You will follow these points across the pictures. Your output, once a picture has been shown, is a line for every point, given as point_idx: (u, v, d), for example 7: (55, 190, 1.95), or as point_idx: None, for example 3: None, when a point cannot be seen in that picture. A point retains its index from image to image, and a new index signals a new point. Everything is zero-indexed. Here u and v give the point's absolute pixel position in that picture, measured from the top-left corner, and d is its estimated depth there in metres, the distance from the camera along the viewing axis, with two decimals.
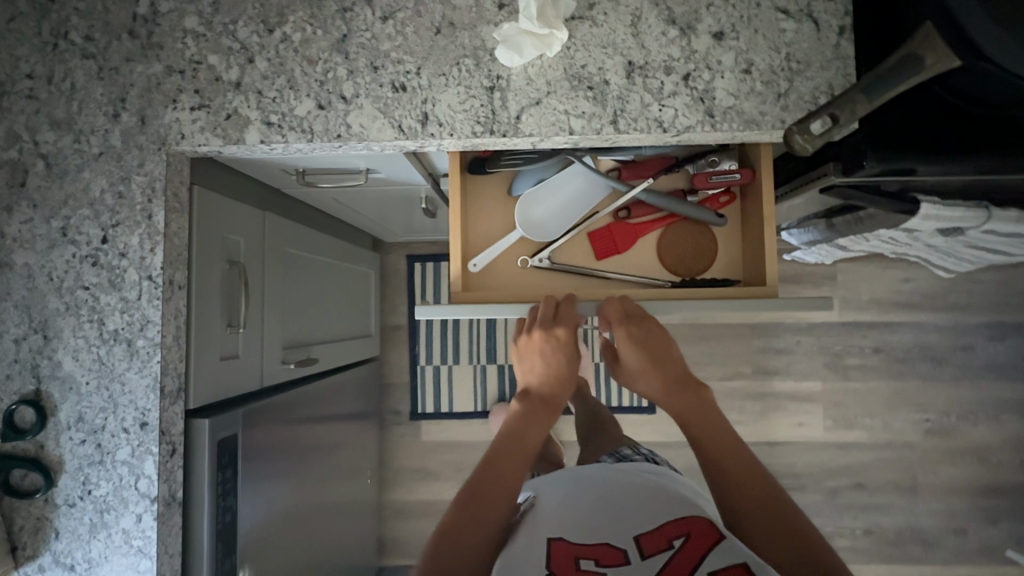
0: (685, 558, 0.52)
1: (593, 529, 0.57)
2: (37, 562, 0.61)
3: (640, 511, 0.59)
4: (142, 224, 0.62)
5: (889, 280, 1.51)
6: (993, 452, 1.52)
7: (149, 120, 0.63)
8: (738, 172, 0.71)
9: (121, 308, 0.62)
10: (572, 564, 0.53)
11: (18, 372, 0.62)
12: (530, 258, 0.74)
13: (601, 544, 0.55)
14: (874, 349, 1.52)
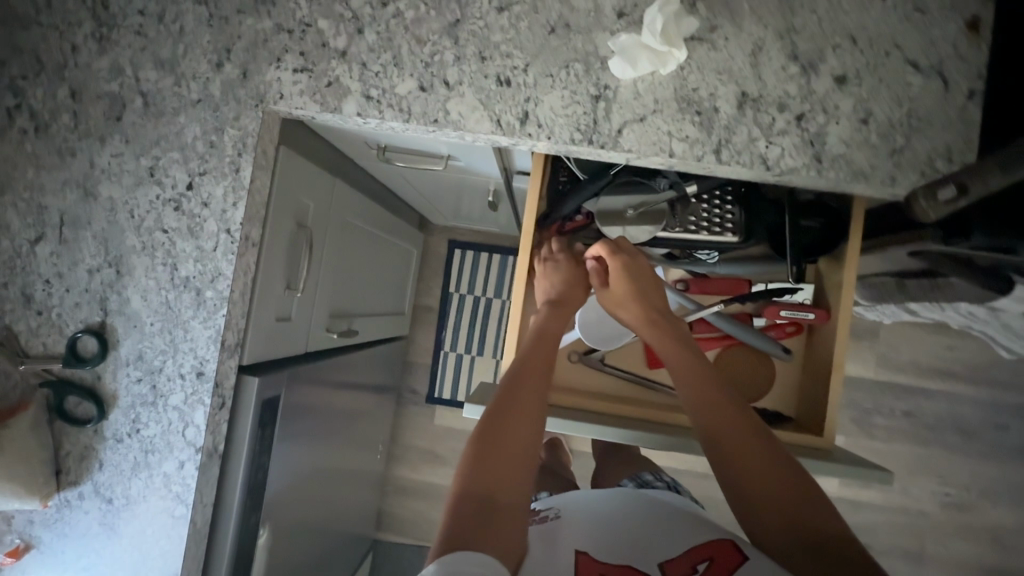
0: None
1: (615, 547, 0.57)
2: (78, 490, 0.62)
3: (664, 537, 0.58)
4: (228, 177, 0.62)
5: (932, 346, 1.47)
6: (1008, 536, 1.48)
7: (250, 75, 0.62)
8: (812, 311, 0.74)
9: (195, 256, 0.62)
10: None
11: (86, 302, 0.63)
12: (581, 355, 0.81)
13: (624, 563, 0.54)
14: (904, 412, 1.48)
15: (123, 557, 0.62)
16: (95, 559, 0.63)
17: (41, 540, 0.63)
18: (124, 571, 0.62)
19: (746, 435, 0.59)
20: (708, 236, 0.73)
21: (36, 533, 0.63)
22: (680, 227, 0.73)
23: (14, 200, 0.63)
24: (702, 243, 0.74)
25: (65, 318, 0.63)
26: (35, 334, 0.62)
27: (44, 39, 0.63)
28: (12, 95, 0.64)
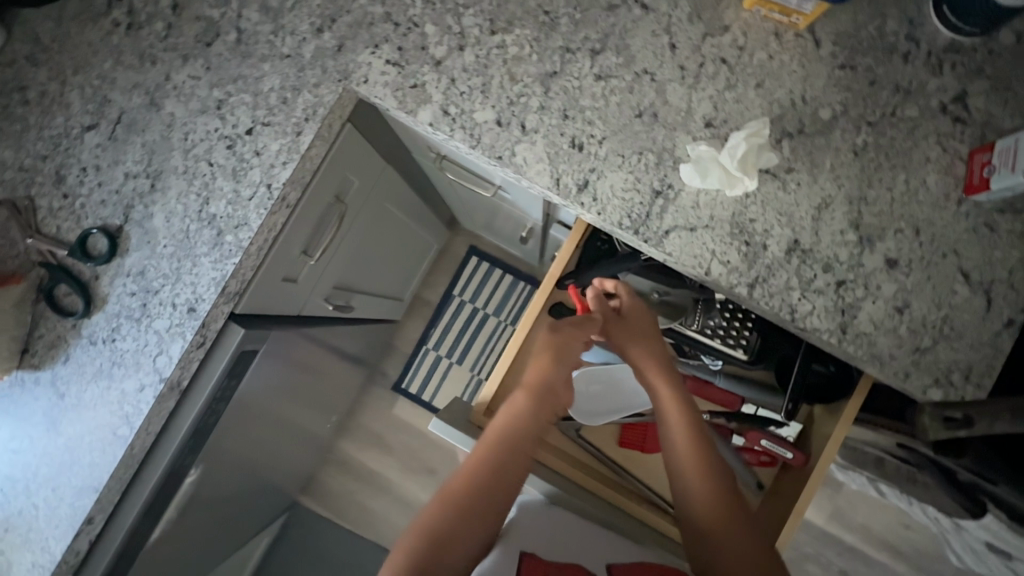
0: None
1: (563, 551, 0.63)
2: (35, 373, 0.63)
3: (608, 542, 0.66)
4: (287, 136, 0.63)
5: (888, 517, 1.45)
6: None
7: (344, 50, 0.63)
8: (790, 450, 0.70)
9: (230, 198, 0.63)
10: None
11: (112, 202, 0.64)
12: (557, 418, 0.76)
13: (571, 564, 0.62)
14: (839, 571, 1.47)
15: (52, 454, 0.62)
16: (24, 445, 0.62)
17: None
18: (47, 467, 0.62)
19: (721, 513, 0.60)
20: (721, 344, 0.73)
21: None
22: (699, 325, 0.73)
23: (86, 84, 0.65)
24: (710, 347, 0.74)
25: (87, 209, 0.63)
26: (55, 214, 0.64)
27: None
28: None
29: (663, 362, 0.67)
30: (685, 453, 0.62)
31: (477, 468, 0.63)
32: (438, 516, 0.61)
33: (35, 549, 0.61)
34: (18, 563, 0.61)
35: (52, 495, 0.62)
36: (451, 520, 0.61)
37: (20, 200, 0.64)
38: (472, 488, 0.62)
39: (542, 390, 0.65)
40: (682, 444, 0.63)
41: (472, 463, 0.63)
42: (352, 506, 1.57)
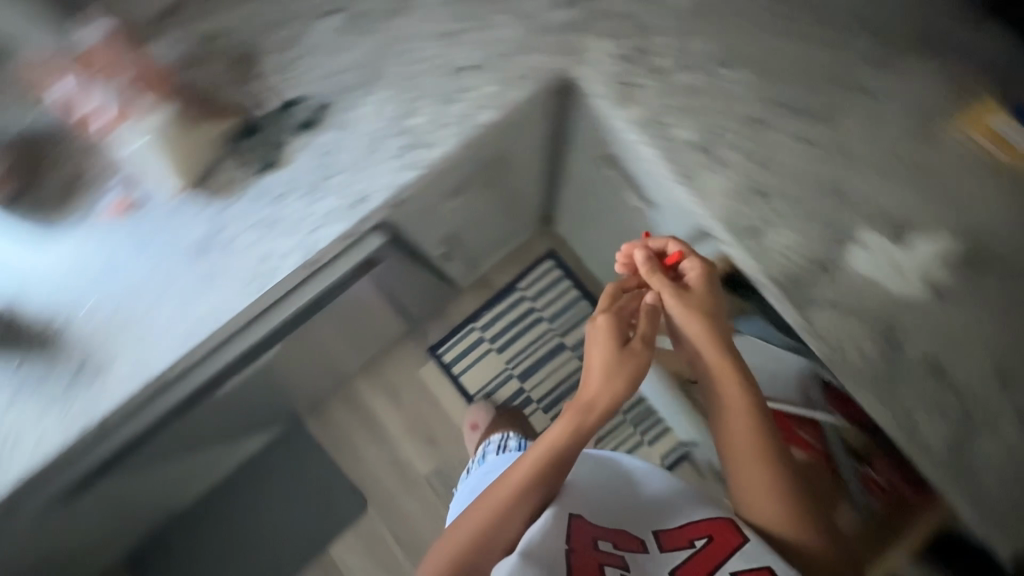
0: (700, 561, 0.59)
1: (610, 513, 0.66)
2: (198, 203, 0.66)
3: (654, 506, 0.68)
4: (501, 85, 0.68)
5: None
6: None
7: (578, 31, 0.68)
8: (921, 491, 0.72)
9: (430, 119, 0.67)
10: (592, 540, 0.61)
11: (326, 83, 0.68)
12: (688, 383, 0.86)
13: (619, 530, 0.64)
14: None
15: (186, 278, 0.66)
16: (164, 261, 0.66)
17: (141, 214, 0.67)
18: (178, 287, 0.65)
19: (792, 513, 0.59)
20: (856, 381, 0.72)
21: (141, 205, 0.67)
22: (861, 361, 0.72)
23: None
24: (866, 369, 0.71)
25: (301, 80, 0.68)
26: (273, 74, 0.69)
27: None
28: None
29: (716, 344, 0.65)
30: (745, 442, 0.61)
31: (526, 476, 0.63)
32: (478, 521, 0.62)
33: (139, 353, 0.64)
34: (119, 360, 0.64)
35: (173, 312, 0.65)
36: (492, 529, 0.61)
37: (248, 52, 0.69)
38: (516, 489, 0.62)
39: (602, 389, 0.64)
40: (745, 436, 0.62)
41: (518, 473, 0.63)
42: (345, 445, 1.58)
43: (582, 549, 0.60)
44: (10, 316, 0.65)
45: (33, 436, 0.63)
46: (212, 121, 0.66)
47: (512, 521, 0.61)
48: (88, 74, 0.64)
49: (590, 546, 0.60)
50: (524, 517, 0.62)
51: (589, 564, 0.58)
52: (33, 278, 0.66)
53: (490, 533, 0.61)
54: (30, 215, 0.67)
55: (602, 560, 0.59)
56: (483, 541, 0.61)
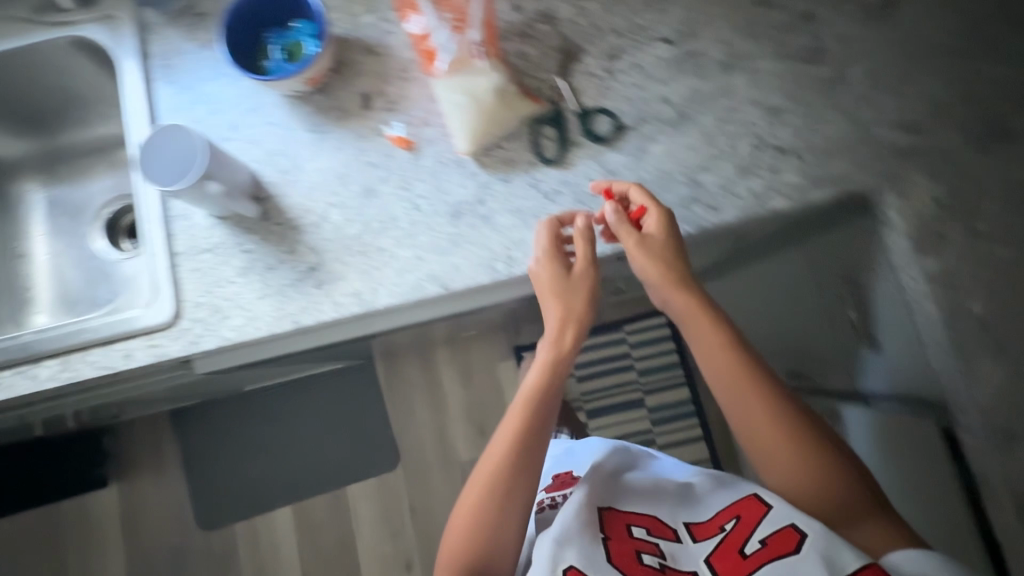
0: (735, 539, 0.61)
1: (641, 499, 0.69)
2: (476, 167, 0.67)
3: (693, 499, 0.69)
4: (804, 179, 0.65)
5: None
6: None
7: (904, 159, 0.65)
8: None
9: (722, 183, 0.66)
10: (625, 528, 0.65)
11: (635, 105, 0.67)
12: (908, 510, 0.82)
13: (649, 514, 0.67)
14: None
15: (436, 231, 0.66)
16: (423, 206, 0.66)
17: (421, 154, 0.67)
18: (426, 236, 0.66)
19: (804, 461, 0.62)
20: None
21: (422, 146, 0.68)
22: None
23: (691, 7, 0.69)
24: None
25: (616, 94, 0.68)
26: (589, 76, 0.68)
27: None
28: None
29: (669, 250, 0.62)
30: (753, 421, 0.64)
31: (498, 451, 0.65)
32: (475, 498, 0.64)
33: (366, 280, 0.65)
34: (346, 279, 0.65)
35: (412, 257, 0.66)
36: (487, 503, 0.63)
37: (574, 45, 0.69)
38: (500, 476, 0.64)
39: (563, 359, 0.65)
40: (726, 392, 0.65)
41: (490, 451, 0.65)
42: (402, 399, 1.58)
43: (618, 538, 0.63)
44: (269, 196, 0.67)
45: (246, 314, 0.65)
46: (529, 102, 0.66)
47: (510, 492, 0.63)
48: (437, 8, 0.65)
49: (625, 535, 0.64)
50: (520, 485, 0.63)
51: (625, 552, 0.62)
52: (302, 171, 0.68)
53: (479, 516, 0.63)
54: (321, 113, 0.69)
55: (637, 547, 0.63)
56: (476, 519, 0.63)
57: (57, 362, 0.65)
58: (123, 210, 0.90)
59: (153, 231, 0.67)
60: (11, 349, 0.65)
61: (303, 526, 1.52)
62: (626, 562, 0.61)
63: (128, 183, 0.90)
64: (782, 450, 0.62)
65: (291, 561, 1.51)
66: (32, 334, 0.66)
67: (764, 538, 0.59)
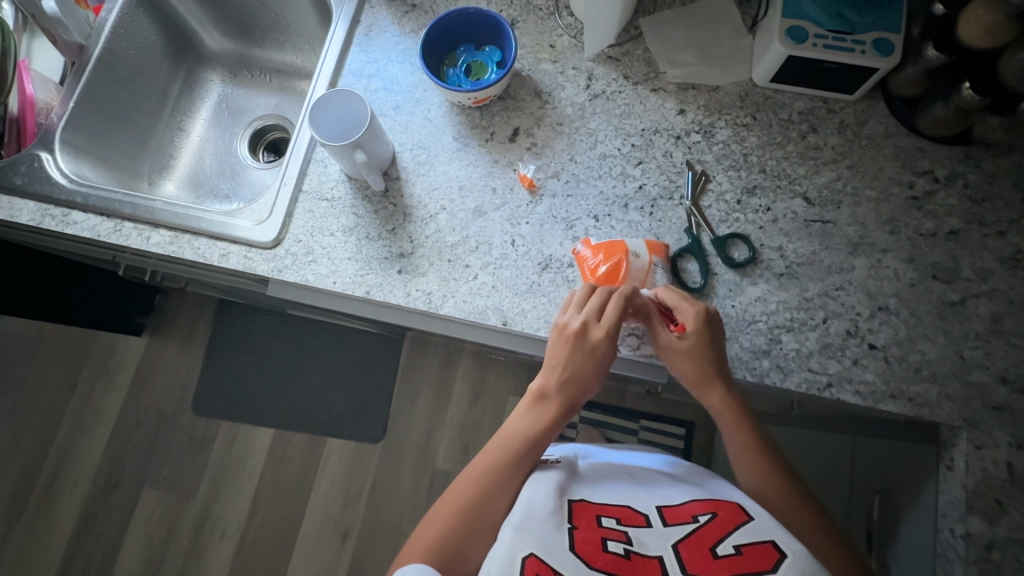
0: (707, 531, 0.57)
1: (610, 496, 0.63)
2: (579, 233, 0.71)
3: (655, 484, 0.66)
4: (885, 385, 0.64)
5: None
6: None
7: (996, 411, 0.62)
8: None
9: (800, 351, 0.65)
10: (596, 516, 0.59)
11: (751, 244, 0.69)
12: None
13: (623, 507, 0.62)
14: None
15: (521, 272, 0.70)
16: (519, 245, 0.71)
17: (539, 201, 0.72)
18: (510, 272, 0.70)
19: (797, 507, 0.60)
20: None
21: (543, 194, 0.72)
22: None
23: (842, 180, 0.70)
24: None
25: (735, 226, 0.70)
26: (718, 200, 0.71)
27: (1004, 208, 0.68)
28: (944, 178, 0.69)
29: (707, 356, 0.62)
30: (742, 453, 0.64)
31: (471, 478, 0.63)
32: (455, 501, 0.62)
33: (441, 285, 0.70)
34: (426, 277, 0.70)
35: (488, 283, 0.70)
36: (478, 510, 0.61)
37: (701, 171, 0.72)
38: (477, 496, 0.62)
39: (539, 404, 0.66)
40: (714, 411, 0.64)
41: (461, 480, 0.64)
42: (411, 384, 1.60)
43: (585, 527, 0.57)
44: (397, 177, 0.74)
45: (331, 266, 0.71)
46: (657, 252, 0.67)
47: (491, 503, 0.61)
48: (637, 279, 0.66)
49: (593, 523, 0.58)
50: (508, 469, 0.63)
51: (593, 542, 0.56)
52: (434, 169, 0.74)
53: (477, 499, 0.61)
54: (472, 129, 0.75)
55: (603, 534, 0.57)
56: (468, 502, 0.61)
57: (170, 234, 0.74)
58: (272, 126, 1.01)
59: (292, 164, 0.75)
60: (142, 207, 0.74)
61: (274, 453, 1.58)
62: (592, 549, 0.55)
63: (288, 107, 1.01)
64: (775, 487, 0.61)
65: (250, 476, 1.57)
66: (162, 203, 0.75)
67: (740, 545, 0.54)
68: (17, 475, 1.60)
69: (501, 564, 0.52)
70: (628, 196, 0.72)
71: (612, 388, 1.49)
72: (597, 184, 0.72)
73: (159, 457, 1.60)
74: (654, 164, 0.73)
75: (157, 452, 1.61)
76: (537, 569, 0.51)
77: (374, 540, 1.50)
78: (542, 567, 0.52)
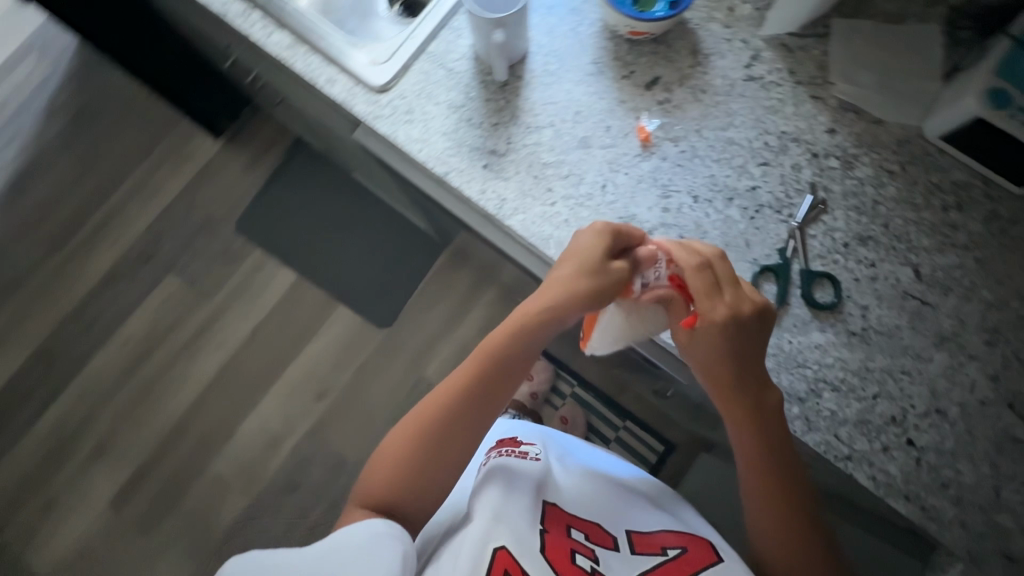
0: (675, 565, 0.65)
1: (584, 510, 0.72)
2: (671, 206, 0.67)
3: (625, 504, 0.75)
4: (902, 482, 0.60)
5: None
6: None
7: (1002, 558, 0.58)
8: None
9: (835, 414, 0.62)
10: (567, 527, 0.68)
11: (835, 291, 0.64)
12: None
13: (591, 522, 0.70)
14: None
15: (598, 218, 0.67)
16: (609, 191, 0.68)
17: (647, 157, 0.69)
18: (588, 213, 0.67)
19: (801, 545, 0.63)
20: None
21: (654, 153, 0.69)
22: None
23: (963, 270, 0.64)
24: None
25: (832, 267, 0.65)
26: (825, 235, 0.66)
27: None
28: None
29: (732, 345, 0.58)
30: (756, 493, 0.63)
31: (422, 445, 0.65)
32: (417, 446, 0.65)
33: (518, 196, 0.68)
34: (507, 182, 0.69)
35: (562, 215, 0.68)
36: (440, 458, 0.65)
37: (822, 199, 0.66)
38: (431, 456, 0.65)
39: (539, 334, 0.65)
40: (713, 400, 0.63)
41: (405, 442, 0.66)
42: (433, 291, 1.62)
43: (555, 533, 0.66)
44: (521, 77, 0.71)
45: (423, 133, 0.70)
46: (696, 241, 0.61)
47: (448, 448, 0.66)
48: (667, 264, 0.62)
49: (564, 533, 0.66)
50: (473, 415, 0.67)
51: (562, 547, 0.64)
52: (559, 83, 0.71)
53: (430, 465, 0.65)
54: (613, 60, 0.71)
55: (573, 546, 0.65)
56: (424, 470, 0.65)
57: (289, 39, 0.74)
58: None
59: (428, 21, 0.73)
60: (275, 3, 0.74)
61: (290, 296, 1.65)
62: (561, 557, 0.62)
63: None
64: (790, 529, 0.63)
65: (262, 306, 1.65)
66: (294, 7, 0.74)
67: None
68: (69, 212, 1.72)
69: (472, 554, 0.60)
70: (737, 191, 0.67)
71: (616, 381, 1.48)
72: (710, 166, 0.68)
73: (192, 253, 1.69)
74: (778, 171, 0.67)
75: (192, 247, 1.69)
76: (506, 562, 0.59)
77: (344, 411, 1.58)
78: (511, 563, 0.59)
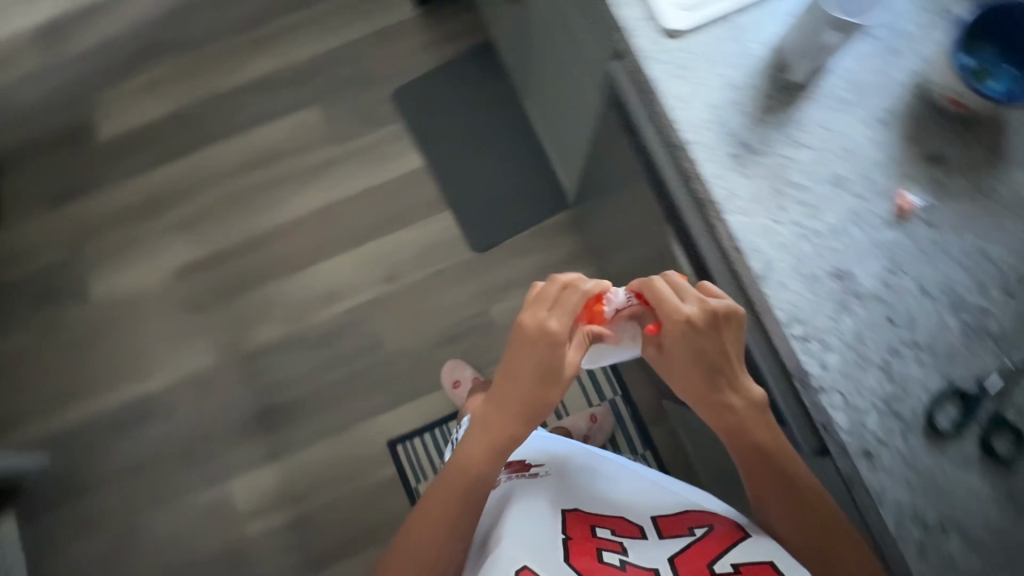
0: (699, 543, 0.74)
1: (603, 511, 0.82)
2: (894, 284, 0.64)
3: (640, 498, 0.85)
4: None
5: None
6: (90, 513, 1.65)
7: None
8: None
9: (954, 560, 0.59)
10: (591, 528, 0.78)
11: (1016, 449, 0.60)
12: None
13: (610, 521, 0.80)
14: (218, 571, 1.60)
15: (817, 259, 0.64)
16: (840, 239, 0.65)
17: (893, 226, 0.65)
18: (809, 249, 0.64)
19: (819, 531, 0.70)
20: None
21: (902, 225, 0.65)
22: None
23: None
24: None
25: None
26: None
27: None
28: None
29: (697, 355, 0.71)
30: (766, 494, 0.73)
31: (449, 501, 0.80)
32: (447, 506, 0.79)
33: (751, 199, 0.66)
34: (746, 180, 0.66)
35: (784, 239, 0.65)
36: (467, 508, 0.80)
37: None
38: (456, 508, 0.79)
39: (548, 391, 0.76)
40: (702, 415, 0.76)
41: (434, 505, 0.80)
42: (533, 240, 1.68)
43: (578, 537, 0.76)
44: (810, 88, 0.68)
45: (690, 95, 0.68)
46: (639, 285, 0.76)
47: (473, 503, 0.80)
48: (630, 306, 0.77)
49: (589, 535, 0.76)
50: (502, 455, 0.80)
51: (586, 549, 0.73)
52: (844, 113, 0.67)
53: (455, 517, 0.79)
54: (907, 116, 0.67)
55: (599, 546, 0.74)
56: (449, 521, 0.79)
57: None
58: None
59: None
60: None
61: (410, 178, 1.74)
62: (586, 557, 0.72)
63: None
64: (801, 517, 0.71)
65: (384, 174, 1.75)
66: None
67: (737, 564, 0.69)
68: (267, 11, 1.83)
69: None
70: (966, 304, 0.63)
71: None
72: (952, 267, 0.64)
73: (348, 98, 1.79)
74: (1019, 307, 0.63)
75: (351, 93, 1.79)
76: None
77: (407, 300, 1.68)
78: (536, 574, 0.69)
